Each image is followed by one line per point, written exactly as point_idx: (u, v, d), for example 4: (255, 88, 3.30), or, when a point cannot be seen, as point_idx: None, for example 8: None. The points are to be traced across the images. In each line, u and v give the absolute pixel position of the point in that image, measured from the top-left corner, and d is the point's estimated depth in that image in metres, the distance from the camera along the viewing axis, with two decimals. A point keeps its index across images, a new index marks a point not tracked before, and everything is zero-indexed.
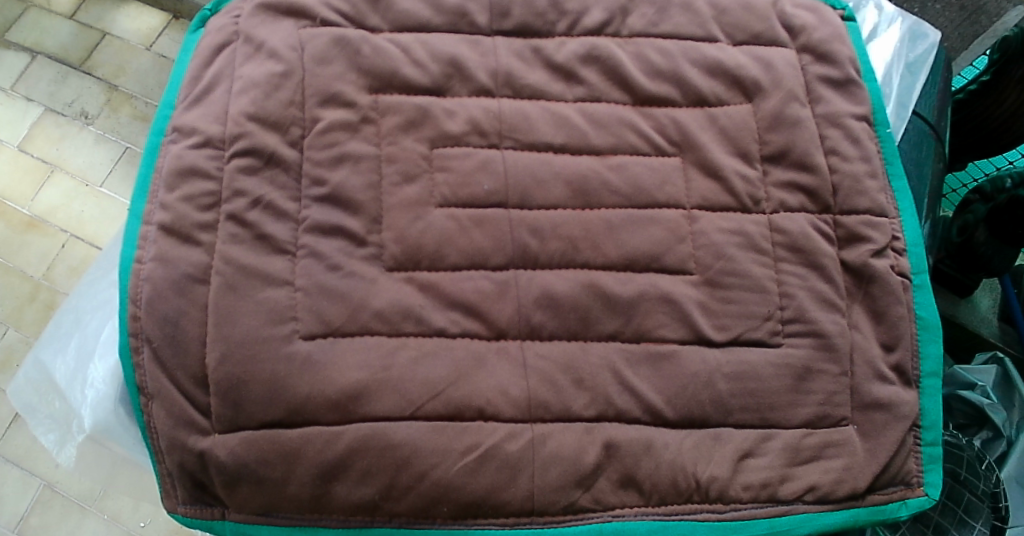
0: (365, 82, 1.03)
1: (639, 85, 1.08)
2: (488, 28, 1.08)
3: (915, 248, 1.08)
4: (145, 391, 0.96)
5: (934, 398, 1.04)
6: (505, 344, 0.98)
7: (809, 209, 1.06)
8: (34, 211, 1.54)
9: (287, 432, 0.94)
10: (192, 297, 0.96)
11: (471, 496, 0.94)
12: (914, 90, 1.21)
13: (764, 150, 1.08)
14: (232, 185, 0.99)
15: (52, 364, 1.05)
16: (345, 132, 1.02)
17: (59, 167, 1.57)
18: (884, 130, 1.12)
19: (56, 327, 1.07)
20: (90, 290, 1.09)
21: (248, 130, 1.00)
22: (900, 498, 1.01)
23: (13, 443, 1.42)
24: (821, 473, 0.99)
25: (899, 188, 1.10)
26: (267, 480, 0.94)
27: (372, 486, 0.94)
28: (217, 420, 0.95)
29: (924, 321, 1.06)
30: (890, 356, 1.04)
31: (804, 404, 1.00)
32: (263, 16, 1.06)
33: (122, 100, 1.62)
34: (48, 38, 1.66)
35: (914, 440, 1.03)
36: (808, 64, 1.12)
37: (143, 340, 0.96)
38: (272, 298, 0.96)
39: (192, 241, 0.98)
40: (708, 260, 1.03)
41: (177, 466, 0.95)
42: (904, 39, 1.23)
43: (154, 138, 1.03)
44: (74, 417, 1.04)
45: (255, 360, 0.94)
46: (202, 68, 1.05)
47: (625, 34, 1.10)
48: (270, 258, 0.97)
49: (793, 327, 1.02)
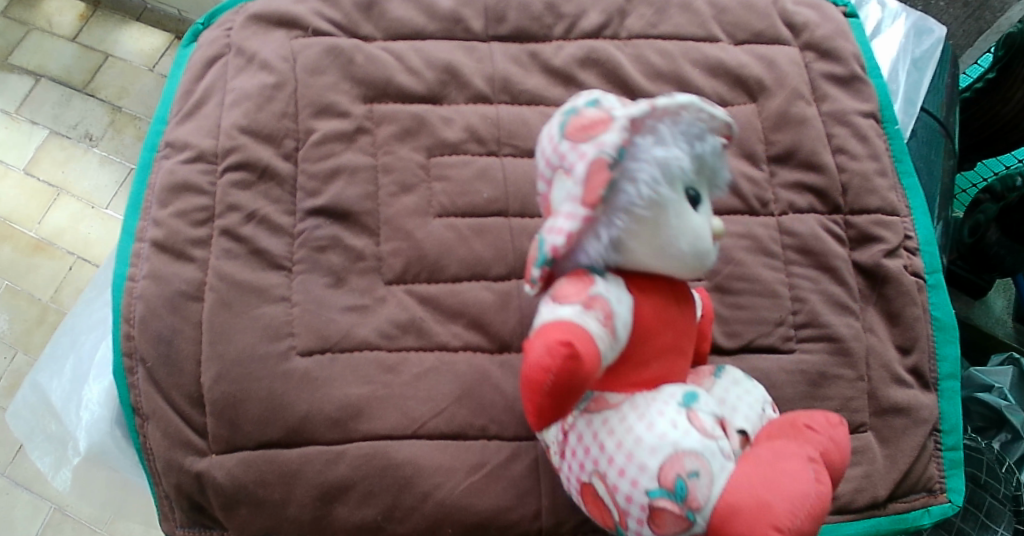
0: (360, 91, 1.02)
1: (640, 87, 1.05)
2: (483, 34, 1.06)
3: (929, 247, 1.05)
4: (141, 411, 0.93)
5: (954, 401, 1.01)
6: (510, 356, 0.95)
7: (817, 210, 1.04)
8: (42, 234, 1.39)
9: (285, 452, 0.91)
10: (185, 314, 0.93)
11: (477, 518, 0.90)
12: (921, 86, 1.18)
13: (771, 150, 1.05)
14: (225, 200, 0.97)
15: (49, 385, 1.03)
16: (340, 143, 1.00)
17: (65, 190, 1.41)
18: (893, 126, 1.09)
19: (54, 349, 1.05)
20: (86, 311, 1.06)
21: (241, 143, 0.98)
22: (922, 506, 0.98)
23: (24, 466, 1.27)
24: (839, 481, 0.96)
25: (909, 185, 1.07)
26: (266, 502, 0.91)
27: (374, 507, 0.90)
28: (214, 441, 0.92)
29: (940, 322, 1.03)
30: (906, 359, 1.01)
31: (820, 411, 0.97)
32: (255, 27, 1.04)
33: (127, 122, 1.45)
34: (51, 61, 1.48)
35: (934, 445, 1.00)
36: (812, 62, 1.09)
37: (137, 360, 0.94)
38: (269, 314, 0.93)
39: (185, 257, 0.95)
40: (716, 264, 1.00)
41: (174, 488, 0.92)
42: (909, 35, 1.20)
43: (147, 155, 1.01)
44: (70, 440, 1.02)
45: (251, 379, 0.92)
46: (194, 82, 1.03)
47: (624, 36, 1.08)
48: (265, 273, 0.95)
49: (806, 331, 0.99)
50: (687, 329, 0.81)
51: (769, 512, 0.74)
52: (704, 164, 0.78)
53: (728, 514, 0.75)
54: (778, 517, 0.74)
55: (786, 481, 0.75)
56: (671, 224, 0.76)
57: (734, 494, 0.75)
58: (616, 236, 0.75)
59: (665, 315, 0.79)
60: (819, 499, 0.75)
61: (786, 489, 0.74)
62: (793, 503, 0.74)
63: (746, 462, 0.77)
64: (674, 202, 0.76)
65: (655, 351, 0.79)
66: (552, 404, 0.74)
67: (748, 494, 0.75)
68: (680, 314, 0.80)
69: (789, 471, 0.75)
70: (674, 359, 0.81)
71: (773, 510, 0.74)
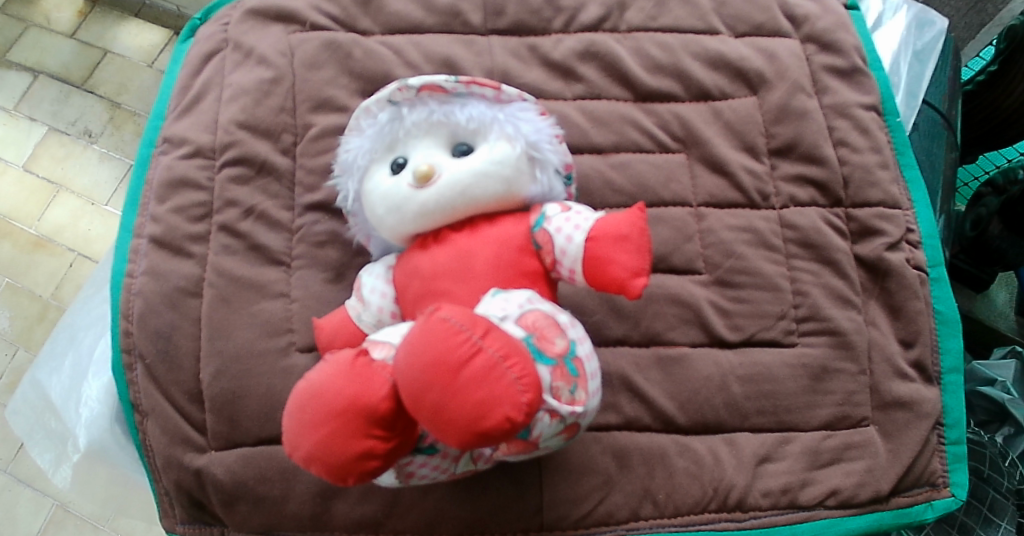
0: (358, 85, 1.01)
1: (640, 80, 1.05)
2: (482, 27, 1.05)
3: (932, 240, 1.04)
4: (140, 408, 0.93)
5: (956, 395, 1.00)
6: None
7: (819, 203, 1.03)
8: (42, 230, 1.38)
9: (285, 448, 0.91)
10: (184, 311, 0.93)
11: (476, 513, 0.90)
12: (923, 78, 1.17)
13: (771, 143, 1.04)
14: (223, 195, 0.96)
15: (49, 382, 1.03)
16: (338, 138, 0.99)
17: (64, 187, 1.40)
18: (894, 119, 1.08)
19: (52, 346, 1.05)
20: (85, 307, 1.06)
21: (238, 138, 0.98)
22: (926, 500, 0.97)
23: (26, 462, 1.27)
24: (842, 476, 0.95)
25: (912, 178, 1.06)
26: (266, 498, 0.90)
27: (374, 503, 0.90)
28: (213, 437, 0.91)
29: (943, 315, 1.02)
30: (909, 352, 1.00)
31: (823, 405, 0.97)
32: (252, 22, 1.04)
33: (126, 118, 1.44)
34: (48, 57, 1.48)
35: (937, 439, 0.98)
36: (813, 54, 1.09)
37: (136, 356, 0.93)
38: (268, 310, 0.93)
39: (184, 253, 0.95)
40: (717, 258, 1.00)
41: (174, 485, 0.92)
42: (911, 28, 1.19)
43: (145, 150, 1.00)
44: (69, 436, 1.01)
45: (251, 375, 0.91)
46: (191, 77, 1.03)
47: (623, 29, 1.07)
48: (265, 269, 0.95)
49: (808, 325, 0.99)
50: (494, 241, 0.84)
51: (453, 373, 0.71)
52: (438, 124, 0.85)
53: (435, 407, 0.71)
54: (371, 392, 0.73)
55: (440, 343, 0.72)
56: (366, 205, 0.87)
57: (398, 369, 0.73)
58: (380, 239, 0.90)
59: (458, 244, 0.84)
60: (470, 346, 0.71)
61: (375, 377, 0.74)
62: (493, 389, 0.71)
63: (323, 361, 0.75)
64: (376, 177, 0.86)
65: (437, 303, 0.84)
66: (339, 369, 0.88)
67: (407, 371, 0.72)
68: (474, 237, 0.84)
69: (450, 317, 0.72)
70: (469, 286, 0.83)
71: (365, 404, 0.73)
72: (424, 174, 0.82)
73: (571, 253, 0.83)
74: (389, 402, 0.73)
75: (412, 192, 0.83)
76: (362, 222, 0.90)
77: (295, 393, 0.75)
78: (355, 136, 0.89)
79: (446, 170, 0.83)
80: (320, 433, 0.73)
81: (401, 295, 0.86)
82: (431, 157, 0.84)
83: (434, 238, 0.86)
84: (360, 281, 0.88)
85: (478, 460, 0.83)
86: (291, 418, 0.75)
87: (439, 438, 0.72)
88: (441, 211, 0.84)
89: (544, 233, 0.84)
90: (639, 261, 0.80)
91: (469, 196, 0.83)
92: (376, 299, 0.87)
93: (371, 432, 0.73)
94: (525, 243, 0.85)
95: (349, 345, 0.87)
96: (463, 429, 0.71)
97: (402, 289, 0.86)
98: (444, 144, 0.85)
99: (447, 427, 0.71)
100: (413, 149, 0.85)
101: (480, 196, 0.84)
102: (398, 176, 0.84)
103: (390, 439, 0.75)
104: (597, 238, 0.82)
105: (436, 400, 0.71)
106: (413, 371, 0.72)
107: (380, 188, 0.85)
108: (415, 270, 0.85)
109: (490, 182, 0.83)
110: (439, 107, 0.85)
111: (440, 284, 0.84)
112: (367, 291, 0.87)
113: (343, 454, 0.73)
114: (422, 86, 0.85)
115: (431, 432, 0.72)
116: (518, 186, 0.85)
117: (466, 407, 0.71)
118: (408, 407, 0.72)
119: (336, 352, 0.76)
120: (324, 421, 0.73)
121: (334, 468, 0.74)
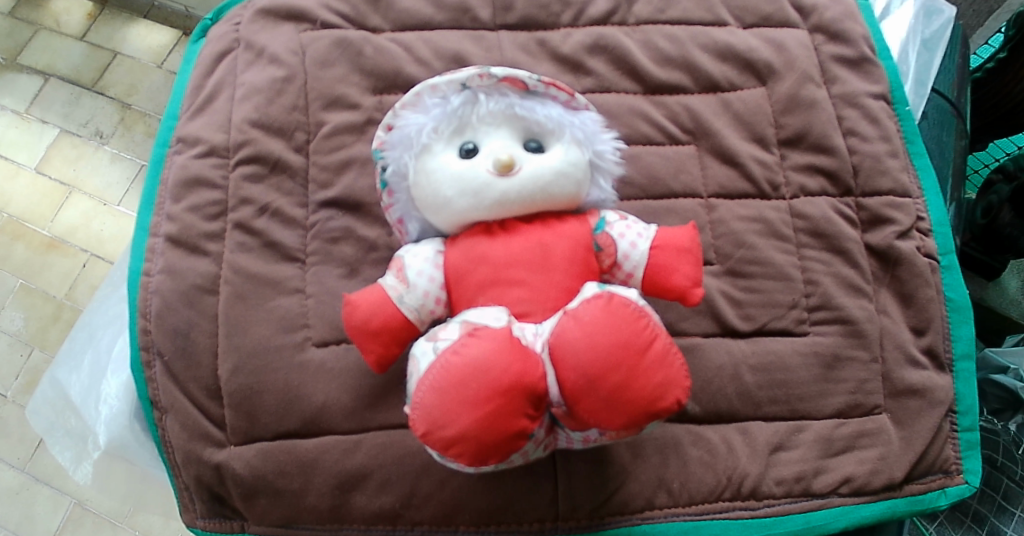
0: (369, 82, 1.02)
1: (649, 73, 1.05)
2: (491, 23, 1.06)
3: (942, 228, 1.03)
4: (158, 404, 0.94)
5: (969, 382, 1.00)
6: None
7: (829, 193, 1.03)
8: (54, 232, 1.39)
9: (303, 442, 0.92)
10: (201, 308, 0.94)
11: (492, 503, 0.92)
12: (931, 67, 1.16)
13: (781, 134, 1.05)
14: (238, 193, 0.98)
15: (68, 381, 1.04)
16: (351, 135, 1.01)
17: (76, 188, 1.41)
18: (904, 107, 1.08)
19: (71, 345, 1.06)
20: (102, 306, 1.07)
21: (252, 136, 0.99)
22: (939, 487, 0.97)
23: (43, 462, 1.28)
24: (855, 464, 0.96)
25: (922, 166, 1.06)
26: (284, 492, 0.92)
27: (391, 495, 0.91)
28: (232, 432, 0.93)
29: (954, 303, 1.02)
30: (920, 340, 1.00)
31: (835, 394, 0.97)
32: (263, 21, 1.05)
33: (136, 119, 1.45)
34: (59, 60, 1.48)
35: (950, 426, 0.99)
36: (821, 44, 1.09)
37: (154, 353, 0.94)
38: (284, 306, 0.95)
39: (200, 251, 0.96)
40: (729, 248, 1.00)
41: (194, 480, 0.93)
42: (918, 16, 1.18)
43: (160, 150, 1.01)
44: (89, 434, 1.02)
45: (268, 370, 0.93)
46: (204, 77, 1.04)
47: (632, 22, 1.08)
48: (280, 266, 0.96)
49: (820, 314, 0.99)
50: (570, 237, 0.86)
51: (640, 354, 0.77)
52: (515, 117, 0.86)
53: (618, 386, 0.77)
54: (531, 373, 0.77)
55: (623, 326, 0.77)
56: (425, 185, 0.86)
57: (573, 346, 0.77)
58: (417, 225, 0.90)
59: (533, 235, 0.85)
60: (649, 331, 0.78)
61: (532, 359, 0.78)
62: (669, 372, 0.78)
63: (471, 339, 0.78)
64: (439, 157, 0.85)
65: (505, 291, 0.84)
66: (381, 348, 0.86)
67: (590, 351, 0.77)
68: (551, 231, 0.86)
69: (631, 302, 0.78)
70: (544, 277, 0.84)
71: (527, 383, 0.77)
72: (506, 163, 0.83)
73: (634, 259, 0.87)
74: (545, 382, 0.78)
75: (492, 179, 0.84)
76: (401, 202, 0.89)
77: (444, 371, 0.77)
78: (414, 113, 0.88)
79: (527, 163, 0.84)
80: (481, 411, 0.76)
81: (456, 280, 0.86)
82: (508, 148, 0.85)
83: (499, 227, 0.86)
84: (403, 262, 0.86)
85: (539, 445, 0.84)
86: (440, 396, 0.76)
87: (597, 418, 0.78)
88: (517, 202, 0.84)
89: (606, 236, 0.87)
90: (698, 272, 0.86)
91: (546, 192, 0.85)
92: (423, 281, 0.86)
93: (526, 412, 0.77)
94: (589, 243, 0.87)
95: (387, 324, 0.85)
96: (635, 409, 0.77)
97: (459, 273, 0.85)
98: (518, 137, 0.86)
99: (620, 408, 0.77)
100: (485, 136, 0.85)
101: (555, 193, 0.85)
102: (471, 161, 0.84)
103: (537, 419, 0.78)
104: (661, 247, 0.86)
105: (621, 379, 0.77)
106: (593, 351, 0.77)
107: (447, 169, 0.84)
108: (482, 256, 0.85)
109: (566, 180, 0.85)
110: (519, 101, 0.86)
111: (515, 271, 0.84)
112: (414, 273, 0.86)
113: (495, 435, 0.76)
114: (505, 78, 0.86)
115: (588, 412, 0.78)
116: (585, 187, 0.87)
117: (646, 388, 0.77)
118: (582, 389, 0.77)
119: (481, 330, 0.79)
120: (487, 400, 0.76)
121: (481, 447, 0.76)
